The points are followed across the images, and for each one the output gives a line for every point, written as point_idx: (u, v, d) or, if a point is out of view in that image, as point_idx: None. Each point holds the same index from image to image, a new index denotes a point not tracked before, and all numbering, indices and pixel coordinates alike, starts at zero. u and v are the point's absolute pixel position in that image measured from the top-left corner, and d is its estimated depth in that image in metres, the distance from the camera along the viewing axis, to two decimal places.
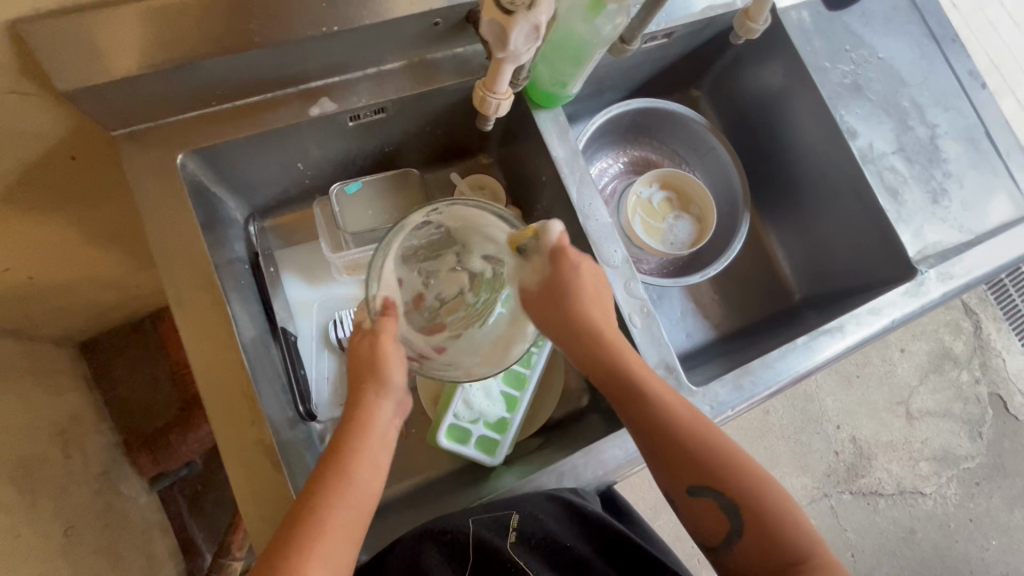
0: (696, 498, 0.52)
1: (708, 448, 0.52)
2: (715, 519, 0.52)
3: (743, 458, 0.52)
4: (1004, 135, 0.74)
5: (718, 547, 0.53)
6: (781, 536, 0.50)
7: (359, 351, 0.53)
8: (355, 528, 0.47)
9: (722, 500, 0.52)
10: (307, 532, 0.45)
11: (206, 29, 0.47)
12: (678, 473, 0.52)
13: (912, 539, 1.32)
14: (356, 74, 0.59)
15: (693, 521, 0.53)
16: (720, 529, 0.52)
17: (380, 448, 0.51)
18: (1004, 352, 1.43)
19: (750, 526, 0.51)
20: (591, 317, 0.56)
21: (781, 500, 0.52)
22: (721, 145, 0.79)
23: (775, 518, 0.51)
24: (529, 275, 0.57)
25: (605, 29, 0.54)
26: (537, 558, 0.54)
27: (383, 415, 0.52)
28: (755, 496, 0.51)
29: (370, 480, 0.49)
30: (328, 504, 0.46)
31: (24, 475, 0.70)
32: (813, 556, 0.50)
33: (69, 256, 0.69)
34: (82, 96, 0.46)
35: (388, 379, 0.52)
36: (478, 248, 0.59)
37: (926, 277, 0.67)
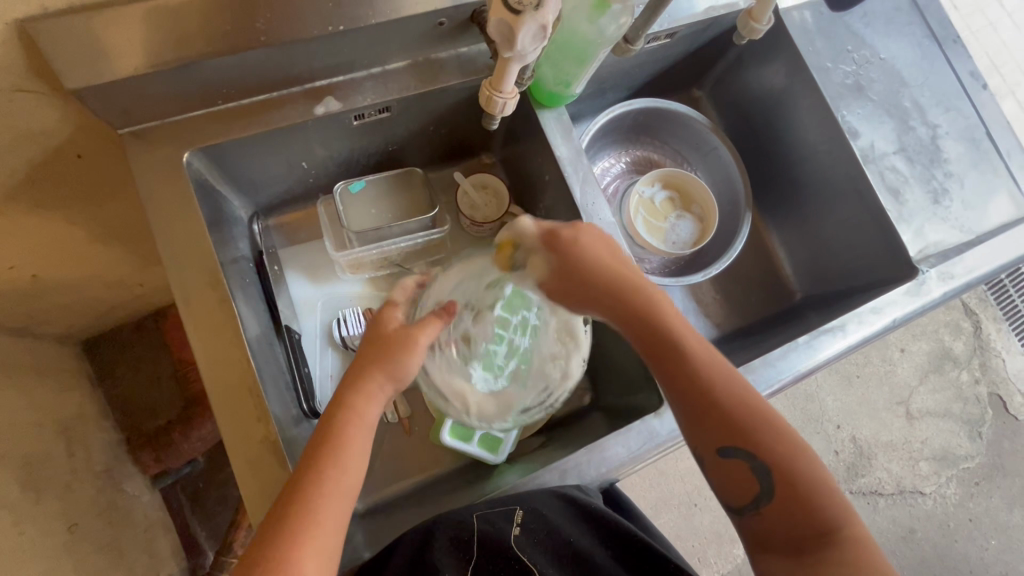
0: (726, 458, 0.50)
1: (740, 404, 0.51)
2: (744, 480, 0.50)
3: (775, 418, 0.51)
4: (1005, 135, 0.74)
5: (746, 512, 0.50)
6: (814, 501, 0.48)
7: (379, 339, 0.53)
8: (345, 516, 0.47)
9: (753, 459, 0.49)
10: (301, 523, 0.44)
11: (214, 29, 0.47)
12: (706, 431, 0.51)
13: (912, 539, 1.32)
14: (361, 74, 0.59)
15: (721, 483, 0.51)
16: (749, 493, 0.49)
17: (370, 435, 0.50)
18: (1004, 353, 1.44)
19: (781, 489, 0.49)
20: (622, 277, 0.57)
21: (815, 465, 0.50)
22: (723, 145, 0.79)
23: (807, 481, 0.49)
24: (538, 266, 0.57)
25: (609, 29, 0.55)
26: (543, 553, 0.54)
27: (375, 399, 0.51)
28: (788, 456, 0.49)
29: (360, 467, 0.48)
30: (321, 495, 0.45)
31: (28, 473, 0.70)
32: (846, 525, 0.47)
33: (73, 254, 0.69)
34: (90, 94, 0.47)
35: (399, 367, 0.51)
36: (479, 290, 0.60)
37: (927, 276, 0.67)
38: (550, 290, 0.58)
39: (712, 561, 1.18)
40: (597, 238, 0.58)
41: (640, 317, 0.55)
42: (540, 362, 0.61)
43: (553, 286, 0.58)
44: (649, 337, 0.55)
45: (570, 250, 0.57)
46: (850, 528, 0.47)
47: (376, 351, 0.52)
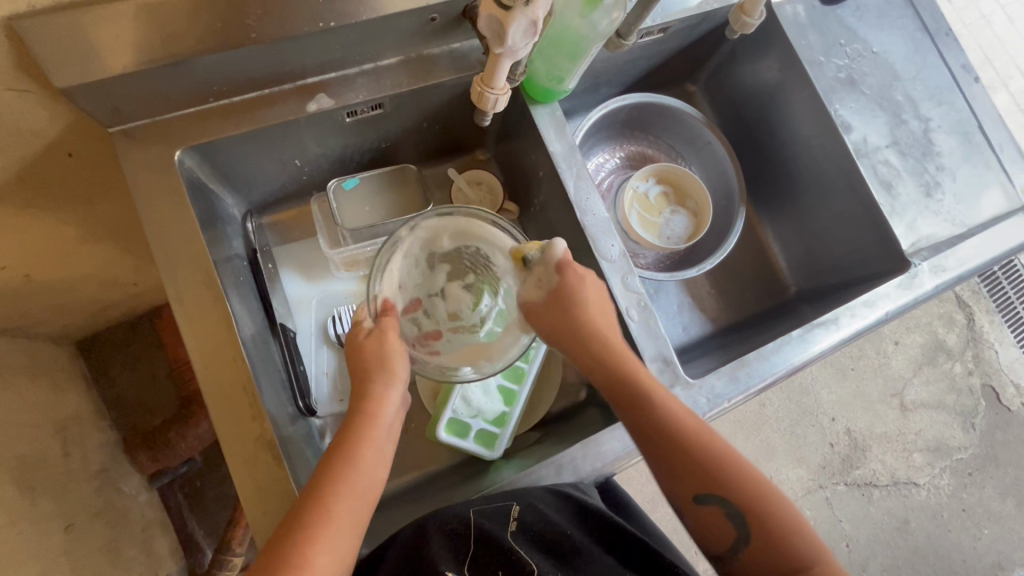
0: (702, 507, 0.52)
1: (716, 455, 0.52)
2: (721, 527, 0.51)
3: (746, 465, 0.52)
4: (996, 127, 0.75)
5: (723, 555, 0.52)
6: (789, 545, 0.50)
7: (365, 349, 0.54)
8: (359, 517, 0.48)
9: (729, 508, 0.51)
10: (315, 519, 0.45)
11: (204, 26, 0.47)
12: (683, 482, 0.52)
13: (906, 529, 1.33)
14: (353, 70, 0.59)
15: (699, 529, 0.53)
16: (727, 538, 0.51)
17: (385, 444, 0.52)
18: (997, 344, 1.45)
19: (756, 532, 0.51)
20: (595, 326, 0.56)
21: (788, 509, 0.51)
22: (717, 139, 0.79)
23: (780, 522, 0.50)
24: (533, 288, 0.56)
25: (601, 24, 0.55)
26: (539, 549, 0.54)
27: (390, 411, 0.53)
28: (761, 502, 0.51)
29: (374, 471, 0.50)
30: (336, 493, 0.47)
31: (24, 472, 0.70)
32: (818, 562, 0.49)
33: (66, 253, 0.69)
34: (79, 92, 0.46)
35: (392, 369, 0.53)
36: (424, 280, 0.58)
37: (920, 269, 0.67)
38: (530, 322, 0.57)
39: None
40: (582, 285, 0.56)
41: (614, 370, 0.55)
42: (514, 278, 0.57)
43: (537, 322, 0.56)
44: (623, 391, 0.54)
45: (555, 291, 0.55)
46: (822, 562, 0.49)
47: (371, 358, 0.53)
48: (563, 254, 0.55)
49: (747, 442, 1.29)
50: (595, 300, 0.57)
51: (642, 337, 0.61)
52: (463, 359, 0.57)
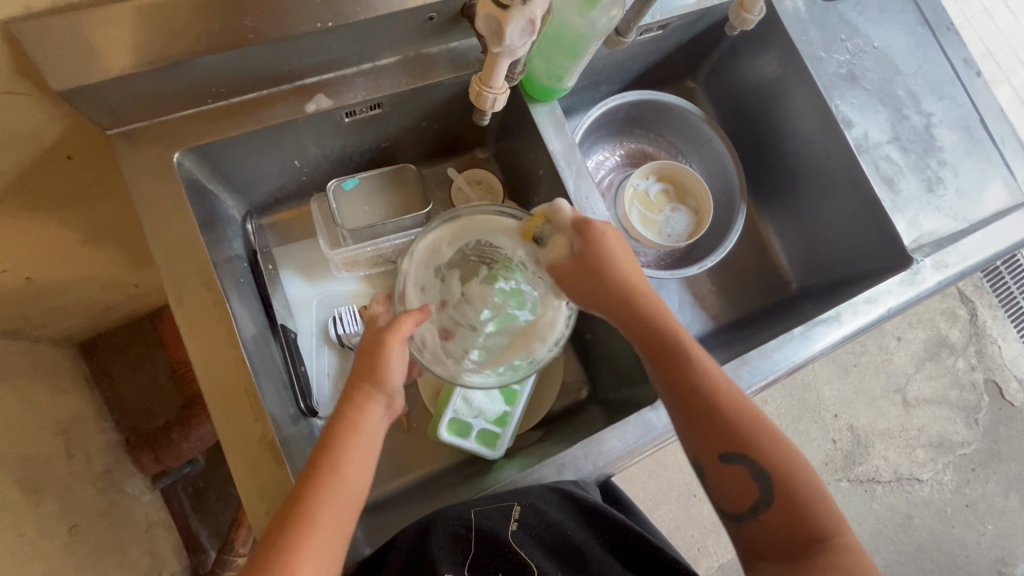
0: (726, 464, 0.51)
1: (743, 413, 0.52)
2: (744, 487, 0.50)
3: (774, 429, 0.52)
4: (998, 122, 0.74)
5: (743, 518, 0.51)
6: (810, 510, 0.49)
7: (362, 352, 0.53)
8: (344, 526, 0.47)
9: (754, 466, 0.50)
10: (299, 530, 0.45)
11: (201, 26, 0.47)
12: (710, 435, 0.52)
13: (909, 525, 1.33)
14: (352, 70, 0.59)
15: (720, 488, 0.52)
16: (749, 499, 0.50)
17: (371, 448, 0.50)
18: (1000, 339, 1.44)
19: (779, 495, 0.49)
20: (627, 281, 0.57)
21: (812, 476, 0.50)
22: (717, 136, 0.79)
23: (803, 489, 0.49)
24: (558, 251, 0.55)
25: (600, 22, 0.55)
26: (539, 547, 0.54)
27: (373, 413, 0.51)
28: (786, 466, 0.50)
29: (359, 477, 0.49)
30: (320, 503, 0.46)
31: (28, 474, 0.70)
32: (840, 533, 0.48)
33: (66, 256, 0.69)
34: (77, 95, 0.46)
35: (383, 376, 0.51)
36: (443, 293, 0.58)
37: (922, 265, 0.67)
38: (559, 283, 0.57)
39: (711, 550, 1.19)
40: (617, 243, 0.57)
41: (647, 323, 0.55)
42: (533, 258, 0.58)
43: (563, 281, 0.56)
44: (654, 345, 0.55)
45: (591, 245, 0.55)
46: (842, 536, 0.48)
47: (363, 364, 0.52)
48: (568, 214, 0.56)
49: None
50: (626, 260, 0.57)
51: None
52: (516, 350, 0.58)
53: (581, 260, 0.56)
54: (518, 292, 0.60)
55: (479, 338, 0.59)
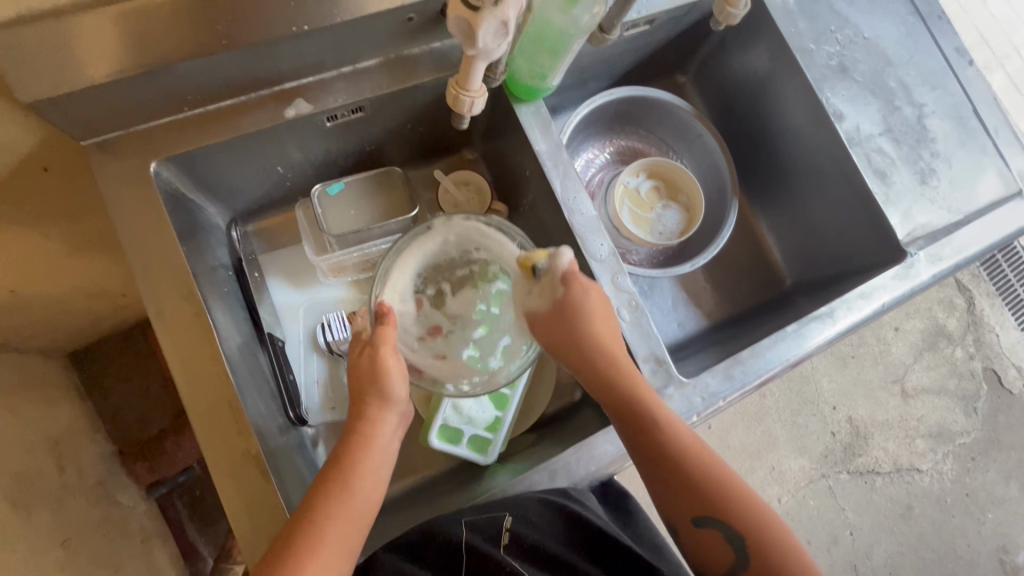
0: (700, 528, 0.53)
1: (716, 480, 0.53)
2: (718, 551, 0.53)
3: (746, 492, 0.53)
4: (992, 111, 0.73)
5: (716, 572, 0.54)
6: (784, 571, 0.51)
7: (360, 367, 0.53)
8: (352, 540, 0.47)
9: (727, 531, 0.52)
10: (308, 542, 0.45)
11: (174, 35, 0.46)
12: (685, 502, 0.53)
13: (910, 516, 1.32)
14: (331, 74, 0.58)
15: (695, 547, 0.54)
16: (723, 559, 0.53)
17: (383, 464, 0.51)
18: (998, 328, 1.44)
19: (753, 558, 0.52)
20: (602, 346, 0.56)
21: (785, 536, 0.52)
22: (708, 131, 0.78)
23: (776, 552, 0.51)
24: (536, 303, 0.57)
25: (583, 19, 0.54)
26: (532, 560, 0.55)
27: (386, 430, 0.52)
28: (760, 531, 0.52)
29: (370, 493, 0.50)
30: (329, 516, 0.46)
31: (19, 489, 0.69)
32: None
33: (50, 268, 0.68)
34: (47, 107, 0.45)
35: (393, 395, 0.52)
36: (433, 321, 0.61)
37: (916, 259, 0.66)
38: (534, 330, 0.58)
39: None
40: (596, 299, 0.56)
41: (622, 390, 0.54)
42: (464, 232, 0.60)
43: (541, 331, 0.58)
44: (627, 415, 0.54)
45: (573, 303, 0.55)
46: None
47: (365, 379, 0.52)
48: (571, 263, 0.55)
49: (749, 433, 1.29)
50: (603, 317, 0.56)
51: (633, 337, 0.60)
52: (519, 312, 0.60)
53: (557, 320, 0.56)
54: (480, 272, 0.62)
55: (480, 331, 0.61)
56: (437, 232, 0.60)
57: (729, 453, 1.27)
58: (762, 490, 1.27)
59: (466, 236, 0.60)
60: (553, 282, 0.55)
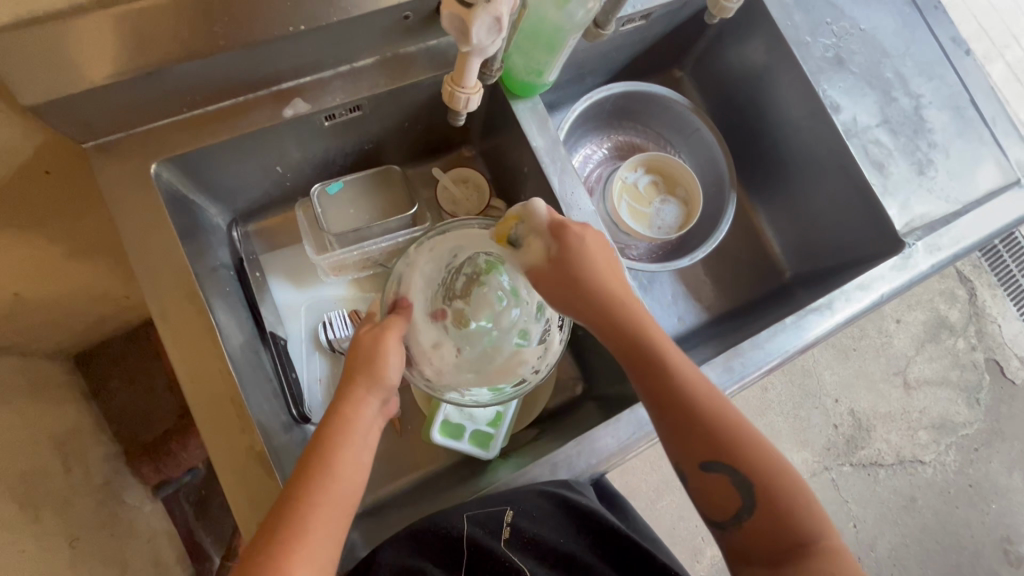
0: (707, 473, 0.51)
1: (723, 422, 0.51)
2: (727, 495, 0.51)
3: (754, 434, 0.51)
4: (988, 101, 0.73)
5: (725, 522, 0.51)
6: (793, 515, 0.49)
7: (360, 344, 0.52)
8: (338, 526, 0.46)
9: (735, 474, 0.50)
10: (290, 532, 0.44)
11: (173, 36, 0.46)
12: (691, 445, 0.51)
13: (913, 507, 1.32)
14: (329, 73, 0.58)
15: (701, 495, 0.52)
16: (731, 505, 0.50)
17: (365, 445, 0.49)
18: (1000, 318, 1.43)
19: (762, 502, 0.50)
20: (604, 287, 0.55)
21: (793, 480, 0.50)
22: (705, 125, 0.78)
23: (784, 496, 0.50)
24: (535, 254, 0.55)
25: (577, 14, 0.54)
26: (534, 555, 0.55)
27: (367, 410, 0.50)
28: (768, 474, 0.50)
29: (353, 476, 0.48)
30: (312, 504, 0.45)
31: (26, 489, 0.70)
32: (824, 537, 0.48)
33: (54, 270, 0.69)
34: (48, 109, 0.46)
35: (380, 373, 0.51)
36: (463, 340, 0.59)
37: (914, 249, 0.66)
38: (536, 284, 0.56)
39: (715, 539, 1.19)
40: (596, 243, 0.56)
41: (625, 332, 0.54)
42: (435, 252, 0.59)
43: (542, 282, 0.56)
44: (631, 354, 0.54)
45: (569, 247, 0.54)
46: (825, 542, 0.48)
47: (360, 360, 0.51)
48: (544, 212, 0.54)
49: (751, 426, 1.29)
50: (604, 264, 0.56)
51: None
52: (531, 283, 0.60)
53: (558, 263, 0.55)
54: (473, 270, 0.61)
55: (509, 317, 0.60)
56: (413, 270, 0.58)
57: None
58: None
59: (438, 255, 0.59)
60: (541, 241, 0.55)
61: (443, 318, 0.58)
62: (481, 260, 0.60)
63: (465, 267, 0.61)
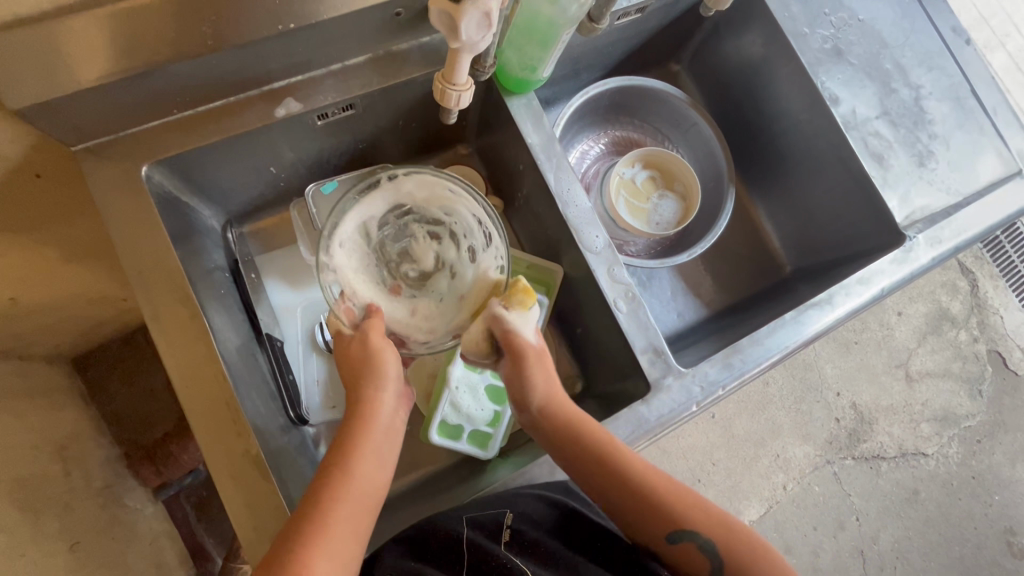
0: (675, 545, 0.54)
1: (673, 497, 0.55)
2: (697, 562, 0.54)
3: (703, 500, 0.56)
4: (989, 91, 0.73)
5: None
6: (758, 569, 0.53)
7: (350, 353, 0.53)
8: (360, 520, 0.48)
9: (699, 540, 0.54)
10: (317, 523, 0.46)
11: (160, 37, 0.46)
12: (652, 523, 0.55)
13: (916, 500, 1.32)
14: (320, 71, 0.57)
15: (675, 564, 0.55)
16: (702, 569, 0.54)
17: (384, 444, 0.52)
18: (1002, 309, 1.43)
19: (728, 566, 0.53)
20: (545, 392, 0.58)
21: (750, 535, 0.54)
22: (703, 119, 0.77)
23: (746, 554, 0.53)
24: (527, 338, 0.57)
25: (571, 9, 0.53)
26: (535, 560, 0.53)
27: (385, 411, 0.53)
28: (727, 534, 0.54)
29: (375, 475, 0.50)
30: (336, 498, 0.47)
31: (26, 494, 0.70)
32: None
33: (49, 275, 0.68)
34: (35, 112, 0.45)
35: (382, 372, 0.53)
36: (433, 294, 0.59)
37: (915, 242, 0.66)
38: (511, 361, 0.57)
39: None
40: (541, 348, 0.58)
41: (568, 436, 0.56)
42: (348, 249, 0.56)
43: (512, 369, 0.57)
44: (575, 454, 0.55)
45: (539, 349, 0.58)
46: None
47: (359, 367, 0.53)
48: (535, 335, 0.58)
49: (752, 421, 1.29)
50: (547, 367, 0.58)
51: (631, 329, 0.60)
52: (447, 206, 0.59)
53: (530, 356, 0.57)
54: (396, 230, 0.60)
55: (451, 248, 0.60)
56: (343, 275, 0.55)
57: (733, 442, 1.27)
58: (767, 478, 1.27)
59: (354, 245, 0.57)
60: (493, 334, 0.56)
61: (404, 288, 0.59)
62: (394, 215, 0.59)
63: (388, 233, 0.59)
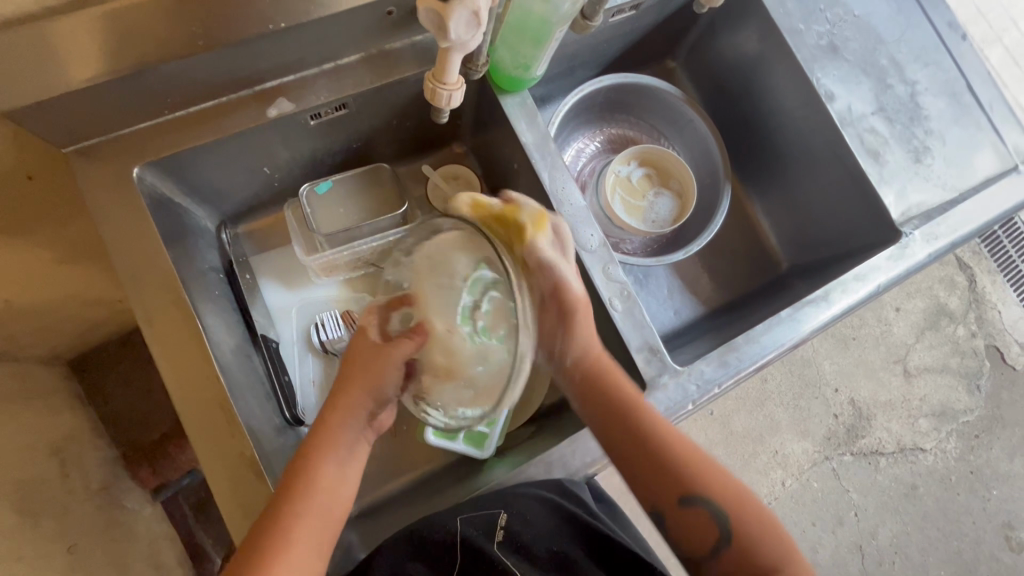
0: (687, 508, 0.55)
1: (692, 461, 0.56)
2: (704, 530, 0.54)
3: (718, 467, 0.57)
4: (984, 86, 0.72)
5: (705, 561, 0.55)
6: (762, 549, 0.54)
7: (359, 351, 0.51)
8: (323, 539, 0.48)
9: (712, 507, 0.54)
10: (274, 539, 0.46)
11: (150, 37, 0.46)
12: (667, 483, 0.55)
13: (914, 494, 1.32)
14: (312, 71, 0.57)
15: (682, 533, 0.55)
16: (709, 541, 0.54)
17: (351, 460, 0.51)
18: (999, 304, 1.43)
19: (737, 538, 0.54)
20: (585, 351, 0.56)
21: (760, 510, 0.55)
22: (698, 117, 0.77)
23: (755, 526, 0.54)
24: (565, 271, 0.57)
25: (564, 6, 0.53)
26: (524, 559, 0.54)
27: (349, 428, 0.51)
28: (739, 506, 0.55)
29: (339, 491, 0.50)
30: (295, 515, 0.47)
31: (23, 497, 0.70)
32: (792, 563, 0.53)
33: (43, 277, 0.68)
34: (25, 114, 0.45)
35: (379, 384, 0.50)
36: (475, 362, 0.48)
37: (911, 239, 0.66)
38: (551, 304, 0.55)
39: None
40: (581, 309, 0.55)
41: (603, 391, 0.56)
42: (434, 264, 0.50)
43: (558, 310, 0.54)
44: (607, 407, 0.56)
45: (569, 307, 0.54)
46: (793, 567, 0.53)
47: (360, 364, 0.51)
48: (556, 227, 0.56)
49: (751, 418, 1.29)
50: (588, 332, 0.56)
51: (627, 328, 0.59)
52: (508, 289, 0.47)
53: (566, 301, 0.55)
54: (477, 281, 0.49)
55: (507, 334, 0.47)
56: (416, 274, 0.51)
57: (732, 439, 1.27)
58: (767, 474, 1.27)
59: (439, 265, 0.50)
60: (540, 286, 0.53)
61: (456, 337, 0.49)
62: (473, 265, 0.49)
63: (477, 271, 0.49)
